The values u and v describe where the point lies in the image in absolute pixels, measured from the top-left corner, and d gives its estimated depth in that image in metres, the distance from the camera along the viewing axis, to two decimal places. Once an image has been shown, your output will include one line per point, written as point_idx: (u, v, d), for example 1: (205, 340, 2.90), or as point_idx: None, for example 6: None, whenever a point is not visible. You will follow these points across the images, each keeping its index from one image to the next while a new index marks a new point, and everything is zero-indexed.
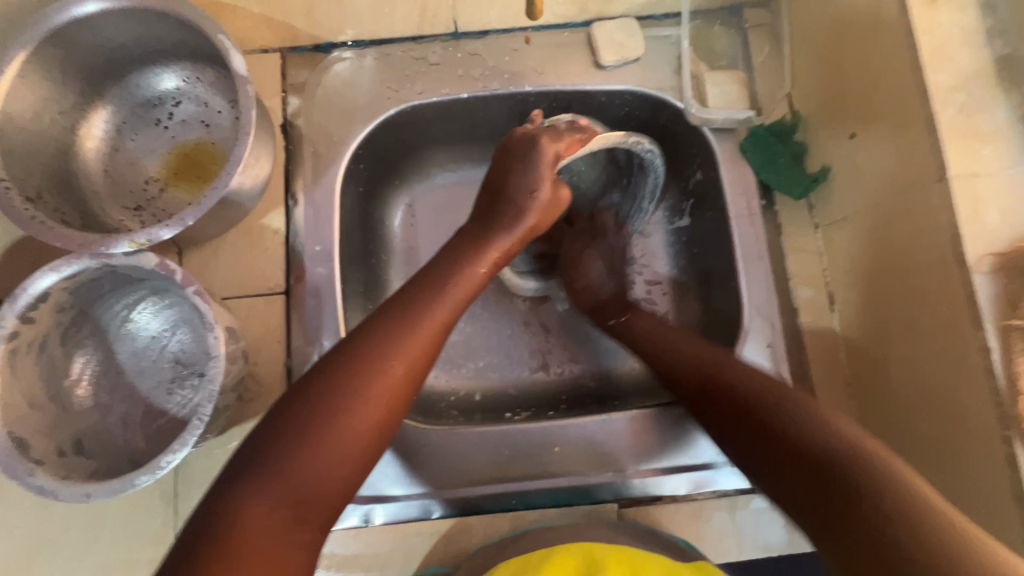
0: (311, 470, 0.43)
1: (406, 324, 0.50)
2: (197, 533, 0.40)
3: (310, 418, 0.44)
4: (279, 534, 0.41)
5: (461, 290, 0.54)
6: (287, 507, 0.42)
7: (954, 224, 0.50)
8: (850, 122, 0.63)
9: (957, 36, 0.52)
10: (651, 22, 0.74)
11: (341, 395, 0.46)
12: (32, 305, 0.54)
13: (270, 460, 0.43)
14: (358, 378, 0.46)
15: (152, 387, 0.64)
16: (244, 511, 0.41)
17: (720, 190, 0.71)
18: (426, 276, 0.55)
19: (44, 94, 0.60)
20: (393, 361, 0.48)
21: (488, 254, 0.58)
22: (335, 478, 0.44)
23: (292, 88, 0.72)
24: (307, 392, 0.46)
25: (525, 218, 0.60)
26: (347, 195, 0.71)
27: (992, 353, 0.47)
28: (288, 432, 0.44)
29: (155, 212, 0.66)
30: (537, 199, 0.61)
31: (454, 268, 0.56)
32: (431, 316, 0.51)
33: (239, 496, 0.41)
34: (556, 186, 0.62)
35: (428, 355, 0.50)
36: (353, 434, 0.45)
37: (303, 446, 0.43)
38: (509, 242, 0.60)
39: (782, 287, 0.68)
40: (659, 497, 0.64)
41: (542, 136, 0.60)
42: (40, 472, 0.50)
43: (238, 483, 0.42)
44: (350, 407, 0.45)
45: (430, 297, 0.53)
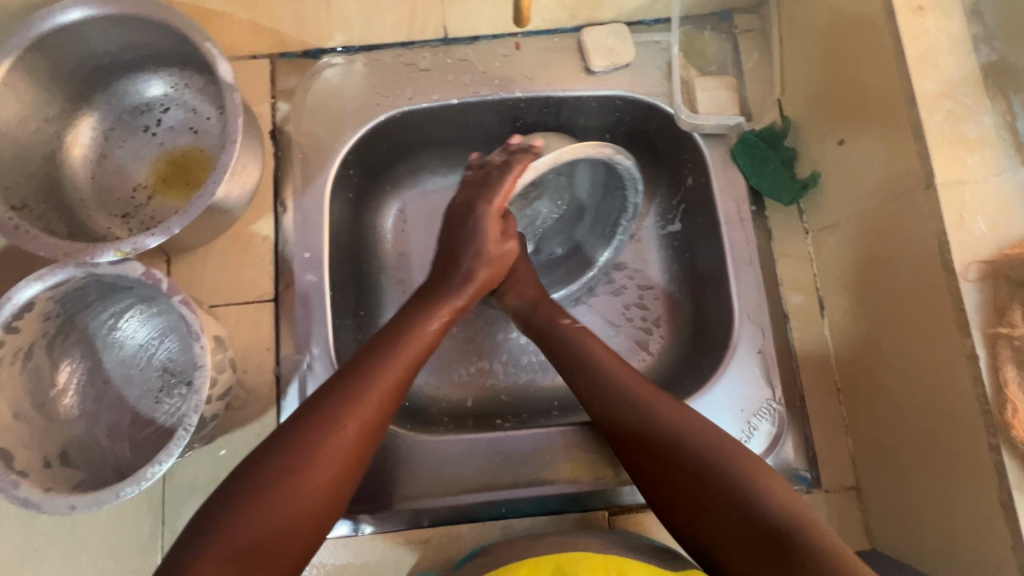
0: (267, 529, 0.43)
1: (361, 379, 0.50)
2: None
3: (263, 478, 0.44)
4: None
5: (417, 345, 0.55)
6: (240, 567, 0.41)
7: (942, 231, 0.50)
8: (840, 128, 0.63)
9: (945, 43, 0.52)
10: (642, 27, 0.74)
11: (293, 453, 0.46)
12: (17, 315, 0.54)
13: (224, 520, 0.42)
14: (309, 437, 0.46)
15: (140, 396, 0.64)
16: (195, 575, 0.40)
17: (711, 195, 0.71)
18: (380, 336, 0.56)
19: (29, 101, 0.60)
20: (348, 420, 0.48)
21: (443, 312, 0.59)
22: (291, 536, 0.44)
23: (281, 94, 0.72)
24: (262, 453, 0.46)
25: (474, 279, 0.62)
26: (336, 201, 0.71)
27: (979, 360, 0.47)
28: (240, 496, 0.44)
29: (143, 220, 0.65)
30: (487, 253, 0.63)
31: (407, 327, 0.56)
32: (384, 373, 0.51)
33: (188, 559, 0.41)
34: (502, 239, 0.64)
35: (386, 410, 0.51)
36: (308, 492, 0.45)
37: (252, 508, 0.43)
38: (460, 303, 0.61)
39: (773, 293, 0.68)
40: (650, 504, 0.64)
41: (495, 199, 0.62)
42: (24, 484, 0.50)
43: (192, 544, 0.42)
44: (302, 466, 0.45)
45: (385, 354, 0.53)
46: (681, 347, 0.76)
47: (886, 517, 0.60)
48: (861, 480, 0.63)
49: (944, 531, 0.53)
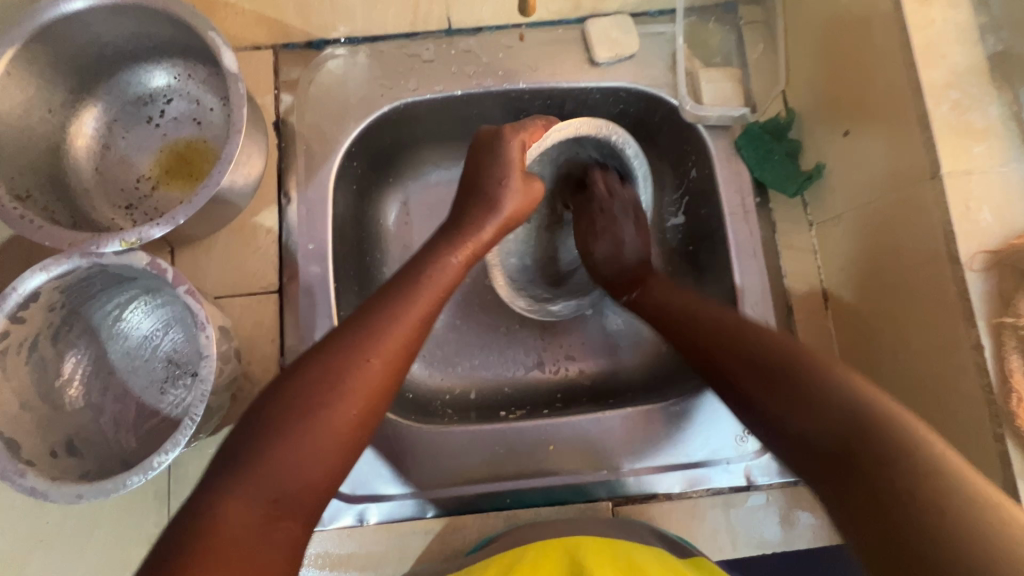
0: (290, 464, 0.43)
1: (383, 319, 0.50)
2: (175, 532, 0.39)
3: (283, 418, 0.44)
4: (258, 529, 0.40)
5: (439, 283, 0.54)
6: (266, 505, 0.41)
7: (947, 222, 0.50)
8: (844, 119, 0.63)
9: (951, 33, 0.52)
10: (646, 19, 0.74)
11: (319, 389, 0.45)
12: (22, 305, 0.54)
13: (246, 459, 0.42)
14: (336, 372, 0.46)
15: (145, 386, 0.64)
16: (220, 510, 0.40)
17: (715, 188, 0.71)
18: (403, 275, 0.55)
19: (32, 92, 0.59)
20: (371, 355, 0.48)
21: (464, 245, 0.58)
22: (314, 473, 0.44)
23: (284, 85, 0.71)
24: (281, 392, 0.46)
25: (499, 208, 0.60)
26: (340, 193, 0.71)
27: (984, 350, 0.47)
28: (266, 429, 0.44)
29: (147, 211, 0.65)
30: (511, 185, 0.60)
31: (429, 263, 0.55)
32: (409, 312, 0.51)
33: (215, 495, 0.41)
34: (527, 176, 0.62)
35: (407, 348, 0.50)
36: (331, 428, 0.45)
37: (282, 441, 0.43)
38: (487, 236, 0.59)
39: (777, 285, 0.68)
40: (654, 495, 0.64)
41: (506, 129, 0.62)
42: (31, 473, 0.50)
43: (213, 486, 0.41)
44: (327, 402, 0.45)
45: (407, 292, 0.53)
46: None
47: None
48: None
49: None
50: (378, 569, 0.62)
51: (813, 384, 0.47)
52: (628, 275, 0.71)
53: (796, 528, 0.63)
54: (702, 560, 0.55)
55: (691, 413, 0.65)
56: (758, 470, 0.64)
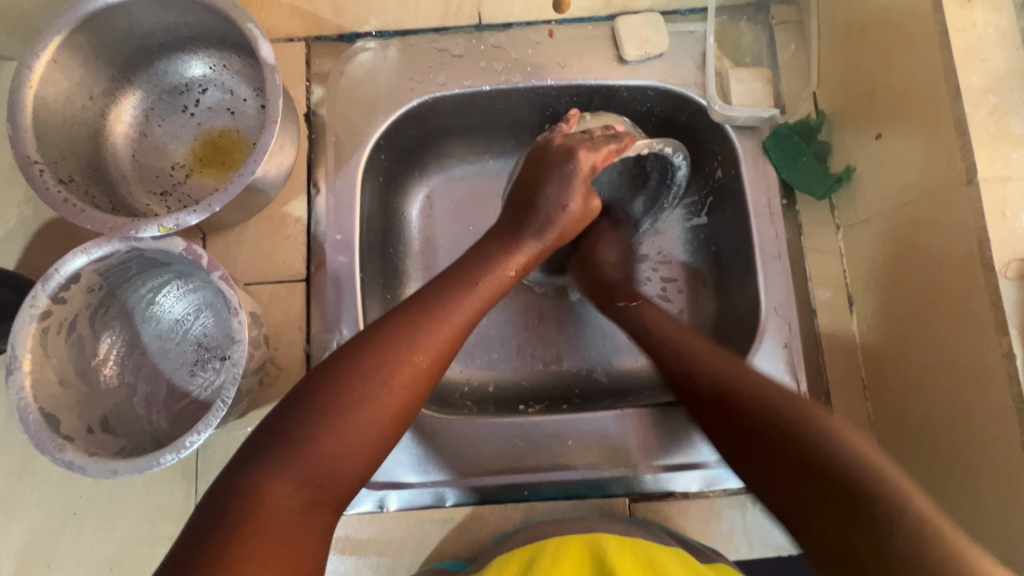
0: (332, 456, 0.45)
1: (430, 316, 0.52)
2: (217, 505, 0.41)
3: (330, 407, 0.46)
4: (296, 515, 0.43)
5: (486, 290, 0.56)
6: (307, 489, 0.43)
7: (982, 228, 0.49)
8: (877, 122, 0.62)
9: (992, 36, 0.51)
10: (677, 17, 0.74)
11: (368, 382, 0.47)
12: (64, 285, 0.56)
13: (289, 441, 0.44)
14: (387, 368, 0.48)
15: (175, 368, 0.66)
16: (264, 490, 0.42)
17: (741, 188, 0.71)
18: (454, 274, 0.56)
19: (76, 79, 0.61)
20: (420, 356, 0.49)
21: (516, 256, 0.59)
22: (351, 465, 0.46)
23: (316, 77, 0.73)
24: (325, 378, 0.47)
25: (551, 227, 0.61)
26: (367, 184, 0.72)
27: (1016, 359, 0.47)
28: (314, 411, 0.45)
29: (181, 198, 0.67)
30: (570, 208, 0.61)
31: (482, 269, 0.57)
32: (458, 313, 0.53)
33: (261, 474, 0.43)
34: (586, 198, 0.63)
35: (450, 347, 0.52)
36: (372, 421, 0.46)
37: (330, 429, 0.45)
38: (537, 247, 0.61)
39: (802, 288, 0.68)
40: (670, 493, 0.65)
41: (578, 148, 0.60)
42: (69, 448, 0.52)
43: (253, 466, 0.43)
44: (375, 396, 0.47)
45: (455, 291, 0.54)
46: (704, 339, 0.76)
47: None
48: None
49: (969, 531, 0.53)
50: (396, 556, 0.63)
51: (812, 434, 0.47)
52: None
53: None
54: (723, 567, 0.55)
55: None
56: None
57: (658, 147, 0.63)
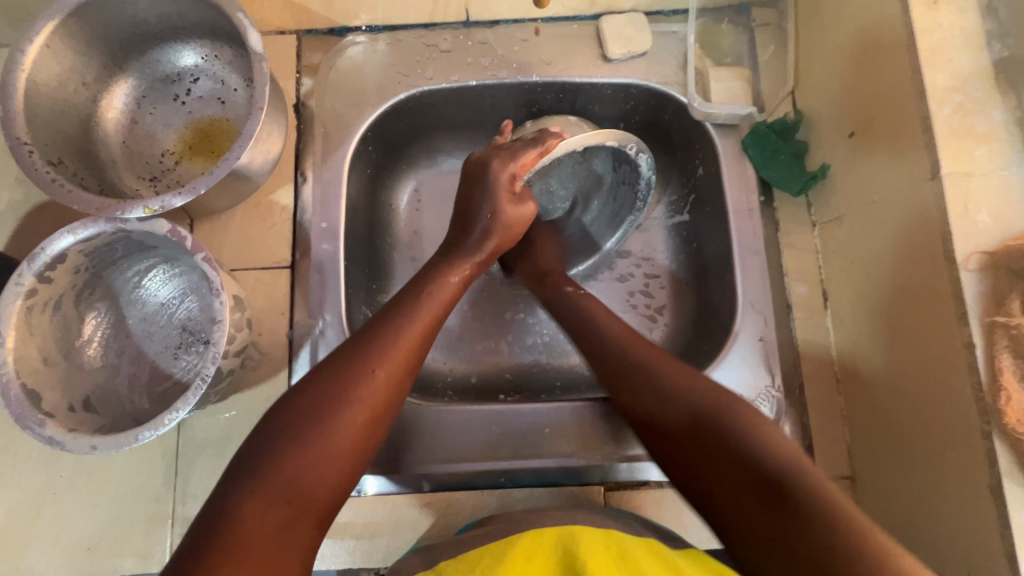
0: (299, 474, 0.45)
1: (385, 327, 0.53)
2: (199, 533, 0.42)
3: (296, 429, 0.46)
4: (276, 531, 0.43)
5: (438, 298, 0.57)
6: (282, 508, 0.44)
7: (945, 222, 0.50)
8: (850, 120, 0.63)
9: (957, 38, 0.53)
10: (660, 17, 0.75)
11: (327, 400, 0.48)
12: (49, 265, 0.57)
13: (259, 465, 0.45)
14: (346, 383, 0.49)
15: (159, 350, 0.67)
16: (238, 513, 0.43)
17: (720, 184, 0.73)
18: (405, 289, 0.58)
19: (69, 64, 0.62)
20: (376, 366, 0.50)
21: (462, 266, 0.61)
22: (323, 480, 0.46)
23: (306, 69, 0.74)
24: (293, 400, 0.48)
25: (489, 239, 0.63)
26: (354, 174, 0.73)
27: (976, 349, 0.48)
28: (279, 435, 0.46)
29: (169, 184, 0.68)
30: (501, 214, 0.63)
31: (429, 281, 0.58)
32: (411, 324, 0.54)
33: (234, 499, 0.43)
34: (517, 203, 0.64)
35: (410, 359, 0.53)
36: (338, 437, 0.47)
37: (296, 446, 0.46)
38: (479, 256, 0.62)
39: (777, 283, 0.70)
40: (645, 482, 0.66)
41: (496, 160, 0.62)
42: (50, 424, 0.53)
43: (229, 492, 0.44)
44: (337, 411, 0.48)
45: (410, 303, 0.56)
46: (684, 335, 0.77)
47: (880, 509, 0.61)
48: (856, 470, 0.64)
49: (934, 520, 0.54)
50: (373, 539, 0.64)
51: (738, 434, 0.48)
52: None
53: None
54: (696, 553, 0.55)
55: None
56: None
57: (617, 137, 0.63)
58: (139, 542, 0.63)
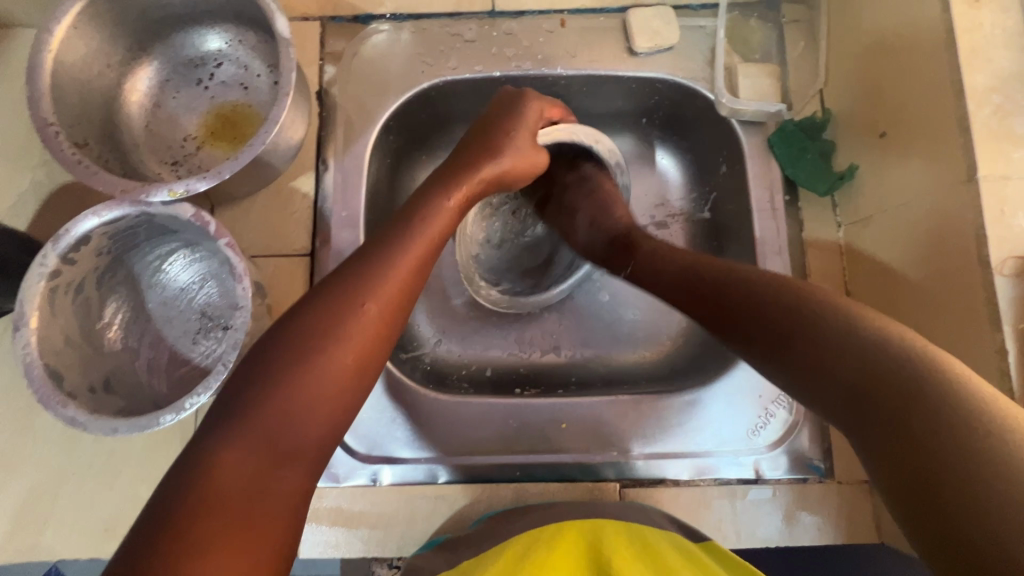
0: (284, 415, 0.42)
1: (367, 267, 0.49)
2: (177, 472, 0.40)
3: (280, 370, 0.43)
4: (258, 480, 0.40)
5: (423, 240, 0.52)
6: (263, 450, 0.41)
7: (980, 225, 0.50)
8: (881, 120, 0.62)
9: (998, 37, 0.51)
10: (687, 12, 0.74)
11: (314, 333, 0.45)
12: (73, 247, 0.57)
13: (244, 405, 0.42)
14: (332, 317, 0.46)
15: (178, 335, 0.67)
16: (217, 455, 0.40)
17: (744, 183, 0.72)
18: (379, 237, 0.53)
19: (95, 46, 0.62)
20: (365, 300, 0.47)
21: (452, 196, 0.57)
22: (308, 420, 0.43)
23: (329, 57, 0.74)
24: (276, 337, 0.46)
25: (499, 159, 0.61)
26: (375, 163, 0.73)
27: (1008, 355, 0.47)
28: (263, 372, 0.43)
29: (191, 168, 0.68)
30: (513, 143, 0.62)
31: (415, 219, 0.54)
32: (397, 263, 0.50)
33: (212, 440, 0.40)
34: (535, 148, 0.64)
35: (402, 295, 0.49)
36: (325, 375, 0.44)
37: (280, 385, 0.43)
38: (480, 189, 0.60)
39: (800, 284, 0.69)
40: (661, 480, 0.65)
41: (527, 93, 0.65)
42: (72, 405, 0.53)
43: (213, 433, 0.41)
44: (322, 347, 0.45)
45: (394, 244, 0.51)
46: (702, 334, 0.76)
47: None
48: None
49: None
50: (388, 529, 0.64)
51: (832, 335, 0.41)
52: (620, 239, 0.65)
53: (798, 525, 0.64)
54: (711, 543, 0.55)
55: (702, 403, 0.66)
56: (767, 465, 0.65)
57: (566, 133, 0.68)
58: None
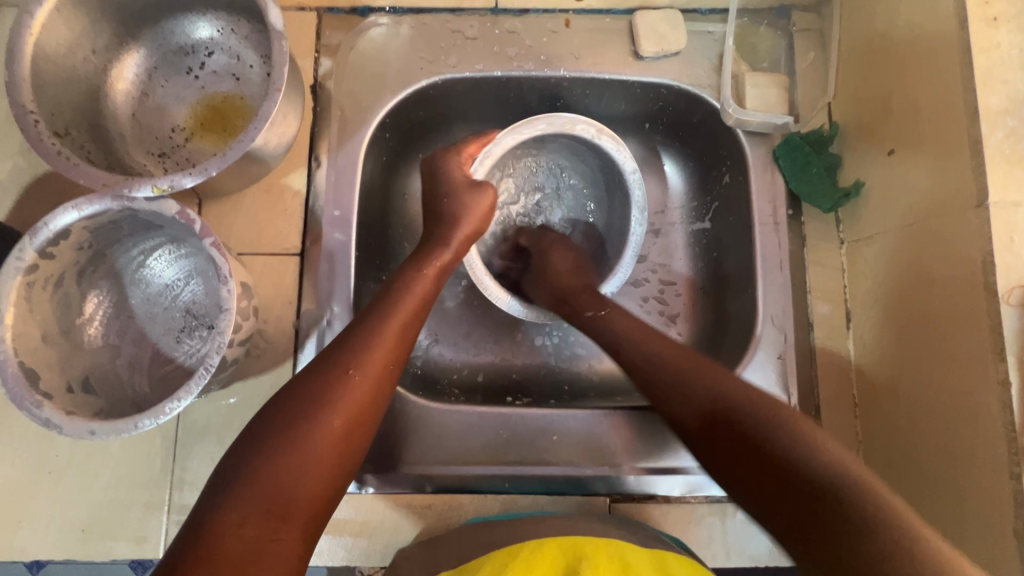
0: (278, 482, 0.42)
1: (354, 335, 0.51)
2: (175, 546, 0.39)
3: (276, 434, 0.44)
4: (255, 545, 0.40)
5: (407, 305, 0.55)
6: (261, 519, 0.41)
7: (988, 252, 0.48)
8: (890, 137, 0.61)
9: (1016, 58, 0.50)
10: (695, 16, 0.72)
11: (305, 403, 0.46)
12: (52, 241, 0.55)
13: (239, 478, 0.42)
14: (322, 386, 0.47)
15: (162, 333, 0.65)
16: (214, 527, 0.40)
17: (747, 194, 0.70)
18: (366, 306, 0.54)
19: (79, 31, 0.60)
20: (351, 368, 0.48)
21: (429, 265, 0.59)
22: (305, 487, 0.43)
23: (325, 49, 0.71)
24: (267, 411, 0.46)
25: (459, 230, 0.63)
26: (370, 161, 0.71)
27: (1011, 387, 0.46)
28: (255, 446, 0.44)
29: (179, 161, 0.66)
30: (462, 210, 0.63)
31: (394, 287, 0.56)
32: (382, 330, 0.52)
33: (208, 513, 0.40)
34: (479, 196, 0.65)
35: (390, 358, 0.51)
36: (320, 439, 0.45)
37: (274, 452, 0.43)
38: (448, 255, 0.61)
39: (800, 301, 0.68)
40: (653, 496, 0.64)
41: (449, 152, 0.67)
42: (47, 406, 0.51)
43: (208, 506, 0.41)
44: (315, 415, 0.45)
45: (377, 312, 0.53)
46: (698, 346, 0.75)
47: None
48: None
49: None
50: (372, 538, 0.63)
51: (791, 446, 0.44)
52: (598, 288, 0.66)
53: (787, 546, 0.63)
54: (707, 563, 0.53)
55: None
56: None
57: (560, 122, 0.66)
58: (135, 527, 0.62)
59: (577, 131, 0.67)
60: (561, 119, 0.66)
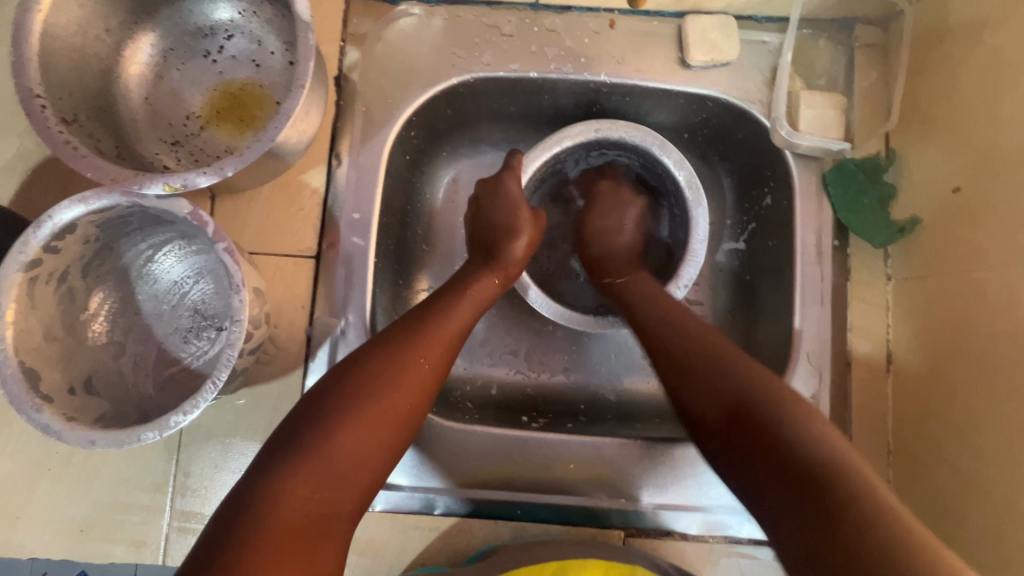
0: (342, 461, 0.44)
1: (420, 329, 0.52)
2: (234, 507, 0.41)
3: (343, 415, 0.45)
4: (315, 517, 0.42)
5: (471, 305, 0.56)
6: (324, 492, 0.42)
7: None
8: (957, 174, 0.56)
9: None
10: (750, 24, 0.67)
11: (372, 388, 0.47)
12: (57, 235, 0.52)
13: (303, 450, 0.43)
14: (389, 374, 0.48)
15: (169, 332, 0.62)
16: (276, 494, 0.41)
17: (790, 220, 0.66)
18: (430, 302, 0.55)
19: (90, 8, 0.56)
20: (418, 361, 0.50)
21: (496, 270, 0.60)
22: (364, 468, 0.45)
23: (351, 38, 0.67)
24: (331, 388, 0.47)
25: (521, 233, 0.63)
26: (393, 162, 0.67)
27: None
28: (322, 420, 0.45)
29: (192, 151, 0.62)
30: (522, 216, 0.64)
31: (459, 287, 0.57)
32: (446, 328, 0.53)
33: (271, 479, 0.42)
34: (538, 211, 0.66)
35: (448, 357, 0.52)
36: (385, 425, 0.46)
37: (340, 431, 0.44)
38: (514, 258, 0.62)
39: (839, 338, 0.64)
40: (670, 532, 0.62)
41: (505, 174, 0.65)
42: (47, 410, 0.49)
43: (268, 474, 0.42)
44: (383, 399, 0.47)
45: (444, 309, 0.54)
46: None
47: None
48: None
49: None
50: (377, 557, 0.61)
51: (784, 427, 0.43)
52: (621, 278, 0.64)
53: None
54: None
55: None
56: None
57: (608, 128, 0.65)
58: (133, 531, 0.60)
59: (611, 135, 0.65)
60: (591, 128, 0.65)
